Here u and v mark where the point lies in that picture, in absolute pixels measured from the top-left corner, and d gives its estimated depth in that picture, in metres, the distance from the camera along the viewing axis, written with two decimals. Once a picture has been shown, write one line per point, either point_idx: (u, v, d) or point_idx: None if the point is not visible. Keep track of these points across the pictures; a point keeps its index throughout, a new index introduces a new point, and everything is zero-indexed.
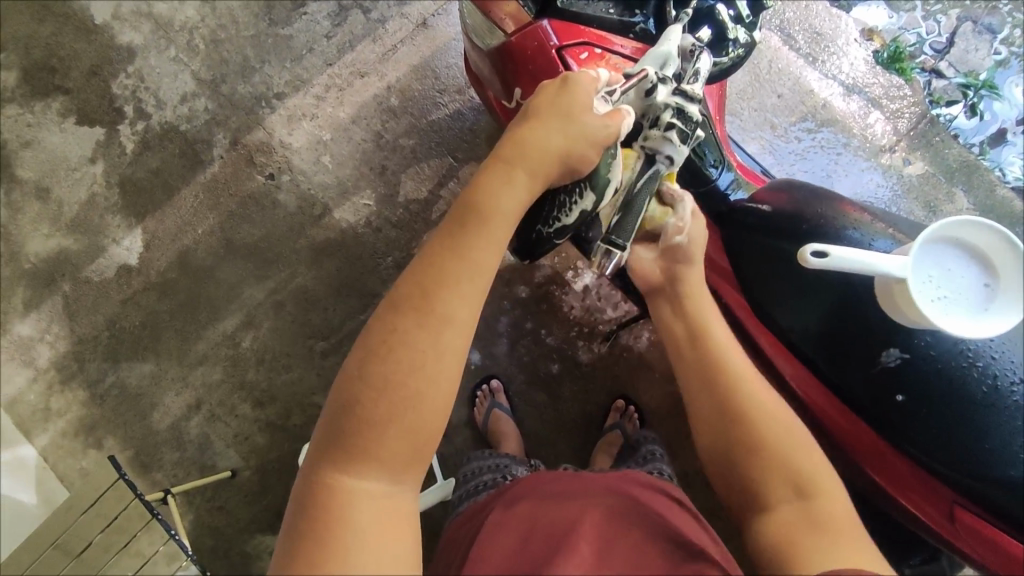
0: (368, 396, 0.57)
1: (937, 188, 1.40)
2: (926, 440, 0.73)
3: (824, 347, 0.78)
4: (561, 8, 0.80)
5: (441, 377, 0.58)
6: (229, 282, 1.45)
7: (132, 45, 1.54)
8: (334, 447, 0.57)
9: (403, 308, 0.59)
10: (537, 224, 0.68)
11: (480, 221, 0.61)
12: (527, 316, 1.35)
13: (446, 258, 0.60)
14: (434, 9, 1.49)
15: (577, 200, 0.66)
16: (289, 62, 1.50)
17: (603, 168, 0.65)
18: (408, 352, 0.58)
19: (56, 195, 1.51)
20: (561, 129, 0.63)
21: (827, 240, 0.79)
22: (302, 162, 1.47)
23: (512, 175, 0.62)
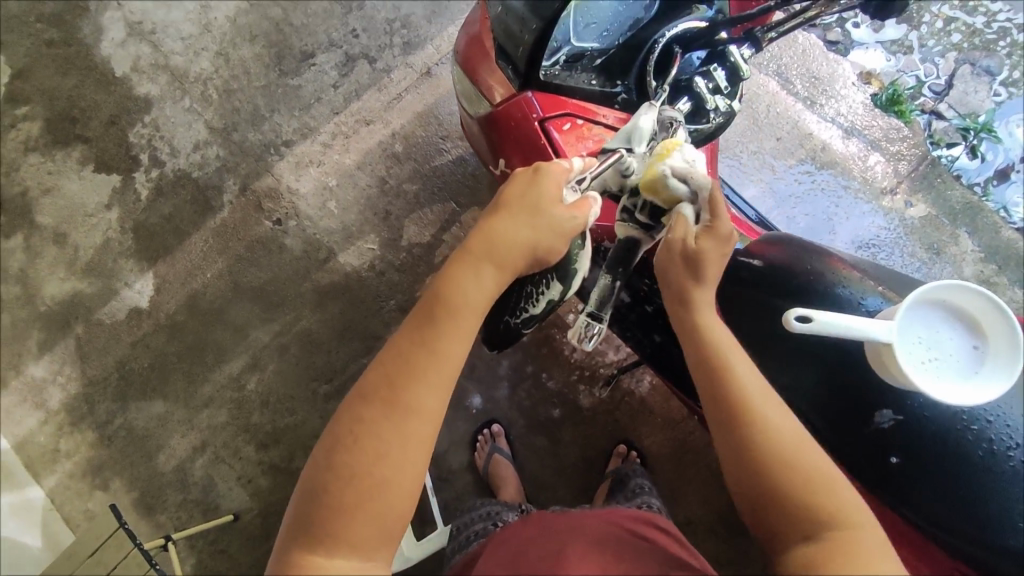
0: (337, 484, 0.58)
1: (940, 230, 1.39)
2: (923, 506, 0.71)
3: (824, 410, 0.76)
4: (544, 80, 0.82)
5: (410, 463, 0.59)
6: (237, 325, 1.48)
7: (149, 96, 1.60)
8: (307, 529, 0.58)
9: (370, 398, 0.60)
10: (504, 314, 0.74)
11: (447, 314, 0.62)
12: (528, 360, 1.35)
13: (413, 350, 0.61)
14: (438, 59, 1.54)
15: (543, 291, 0.71)
16: (298, 111, 1.55)
17: (570, 259, 0.70)
18: (379, 443, 0.59)
19: (72, 240, 1.56)
20: (529, 222, 0.65)
21: (817, 301, 0.78)
22: (308, 208, 1.50)
23: (480, 268, 0.63)
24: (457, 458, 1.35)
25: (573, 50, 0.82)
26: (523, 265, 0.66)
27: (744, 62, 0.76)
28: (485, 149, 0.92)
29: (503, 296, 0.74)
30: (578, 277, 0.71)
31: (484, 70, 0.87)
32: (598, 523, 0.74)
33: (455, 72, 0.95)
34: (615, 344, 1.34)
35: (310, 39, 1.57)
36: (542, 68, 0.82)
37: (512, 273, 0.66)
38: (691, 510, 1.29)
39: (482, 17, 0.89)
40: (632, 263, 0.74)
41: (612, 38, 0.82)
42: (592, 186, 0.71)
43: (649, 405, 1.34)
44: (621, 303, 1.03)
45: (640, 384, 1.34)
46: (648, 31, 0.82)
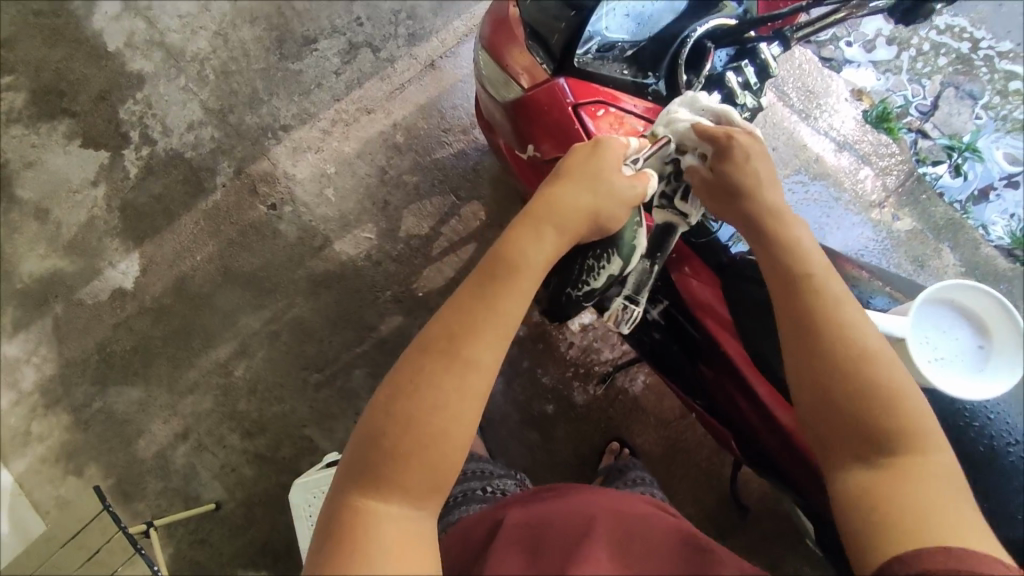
0: (394, 431, 0.60)
1: (925, 243, 1.44)
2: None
3: None
4: (578, 68, 0.84)
5: (463, 412, 0.61)
6: (226, 310, 1.44)
7: (142, 73, 1.56)
8: (363, 471, 0.60)
9: (432, 350, 0.62)
10: (566, 286, 0.73)
11: (516, 274, 0.63)
12: (524, 354, 1.36)
13: (480, 308, 0.62)
14: (443, 53, 1.53)
15: (604, 265, 0.71)
16: (297, 96, 1.53)
17: (628, 236, 0.71)
18: (435, 392, 0.60)
19: (55, 216, 1.51)
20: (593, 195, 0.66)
21: None
22: (305, 194, 1.48)
23: (541, 231, 0.65)
24: None
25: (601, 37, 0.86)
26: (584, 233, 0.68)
27: (773, 60, 0.78)
28: (511, 141, 0.91)
29: (565, 266, 0.73)
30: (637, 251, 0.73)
31: (512, 54, 0.87)
32: (624, 503, 0.77)
33: (475, 53, 0.94)
34: (612, 341, 1.36)
35: (312, 25, 1.55)
36: (577, 56, 0.85)
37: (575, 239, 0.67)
38: (681, 508, 1.31)
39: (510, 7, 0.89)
40: (666, 248, 0.79)
41: (641, 32, 0.86)
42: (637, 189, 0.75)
43: (643, 404, 1.35)
44: None
45: (634, 383, 1.35)
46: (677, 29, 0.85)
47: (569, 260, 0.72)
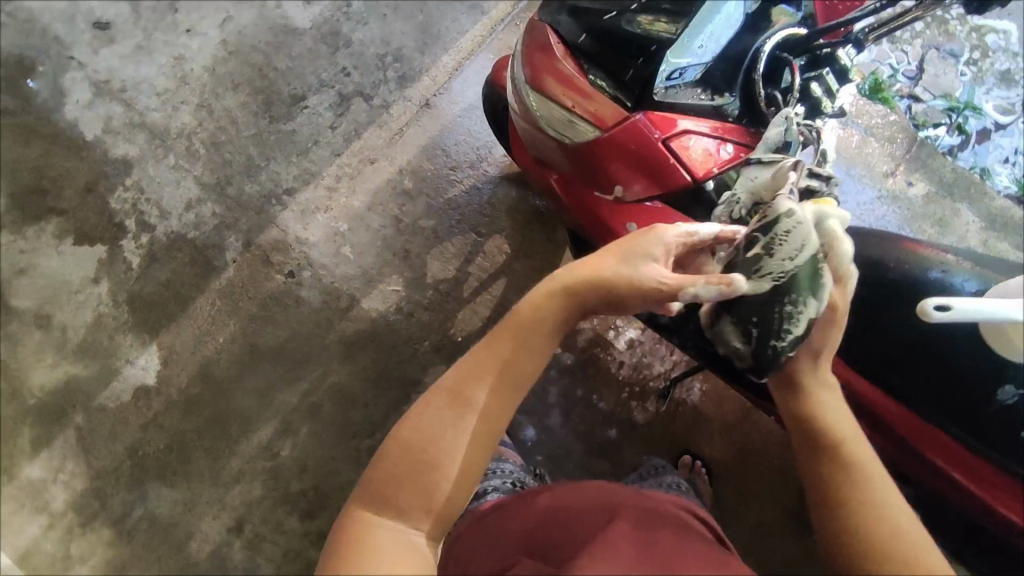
0: (400, 458, 0.66)
1: (942, 205, 1.46)
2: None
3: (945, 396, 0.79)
4: (658, 100, 0.82)
5: (461, 451, 0.66)
6: (259, 389, 1.38)
7: (128, 158, 1.50)
8: (369, 488, 0.65)
9: (440, 392, 0.68)
10: (769, 340, 0.66)
11: (531, 342, 0.69)
12: (576, 383, 1.35)
13: (495, 365, 0.69)
14: (436, 90, 1.50)
15: (802, 309, 0.65)
16: (295, 157, 1.48)
17: (812, 273, 0.64)
18: (439, 427, 0.66)
19: (58, 321, 1.43)
20: (617, 267, 0.68)
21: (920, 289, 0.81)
22: (321, 256, 1.43)
23: (553, 293, 0.69)
24: None
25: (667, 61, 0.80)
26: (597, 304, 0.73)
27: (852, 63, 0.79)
28: (581, 181, 0.88)
29: (763, 318, 0.67)
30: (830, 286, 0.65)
31: (579, 95, 0.84)
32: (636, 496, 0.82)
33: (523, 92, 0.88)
34: (662, 354, 1.35)
35: (298, 82, 1.51)
36: (655, 88, 0.81)
37: (580, 306, 0.70)
38: (763, 511, 1.29)
39: (561, 45, 0.86)
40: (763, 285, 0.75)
41: (712, 55, 0.81)
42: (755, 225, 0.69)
43: (704, 412, 1.34)
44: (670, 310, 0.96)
45: (691, 394, 1.34)
46: (744, 46, 0.81)
47: (766, 310, 0.66)
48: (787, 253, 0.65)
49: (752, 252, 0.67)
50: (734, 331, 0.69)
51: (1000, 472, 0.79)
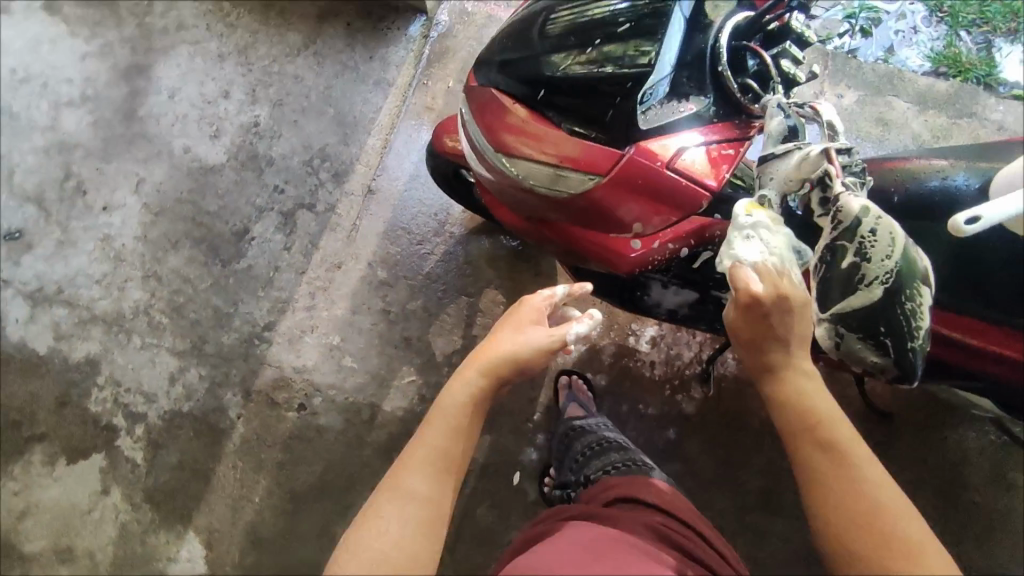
0: (347, 557, 0.63)
1: (875, 103, 1.53)
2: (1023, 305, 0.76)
3: (996, 290, 0.76)
4: (644, 128, 0.71)
5: (406, 538, 0.65)
6: (316, 532, 1.31)
7: (91, 356, 1.41)
8: None
9: (383, 485, 0.70)
10: (905, 342, 0.66)
11: (453, 427, 0.74)
12: (618, 401, 1.34)
13: (424, 454, 0.71)
14: (373, 175, 1.48)
15: (920, 300, 0.65)
16: (262, 290, 1.43)
17: (911, 263, 0.64)
18: (380, 518, 0.66)
19: (82, 547, 1.33)
20: (516, 347, 0.79)
21: (929, 200, 0.78)
22: (325, 376, 1.38)
23: (467, 372, 0.78)
24: None
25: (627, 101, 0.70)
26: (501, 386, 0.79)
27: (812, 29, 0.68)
28: (587, 233, 0.79)
29: (889, 324, 0.65)
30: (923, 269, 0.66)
31: (556, 147, 0.74)
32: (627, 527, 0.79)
33: (495, 161, 0.80)
34: (686, 340, 1.35)
35: (236, 217, 1.47)
36: (640, 116, 0.71)
37: (497, 380, 0.78)
38: None
39: (516, 103, 0.77)
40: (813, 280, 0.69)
41: (665, 71, 0.70)
42: (829, 232, 0.64)
43: (746, 379, 1.33)
44: (690, 301, 0.94)
45: (727, 366, 1.34)
46: (694, 47, 0.71)
47: (885, 315, 0.65)
48: (883, 254, 0.63)
49: (847, 262, 0.64)
50: (864, 343, 0.67)
51: (1004, 331, 0.78)
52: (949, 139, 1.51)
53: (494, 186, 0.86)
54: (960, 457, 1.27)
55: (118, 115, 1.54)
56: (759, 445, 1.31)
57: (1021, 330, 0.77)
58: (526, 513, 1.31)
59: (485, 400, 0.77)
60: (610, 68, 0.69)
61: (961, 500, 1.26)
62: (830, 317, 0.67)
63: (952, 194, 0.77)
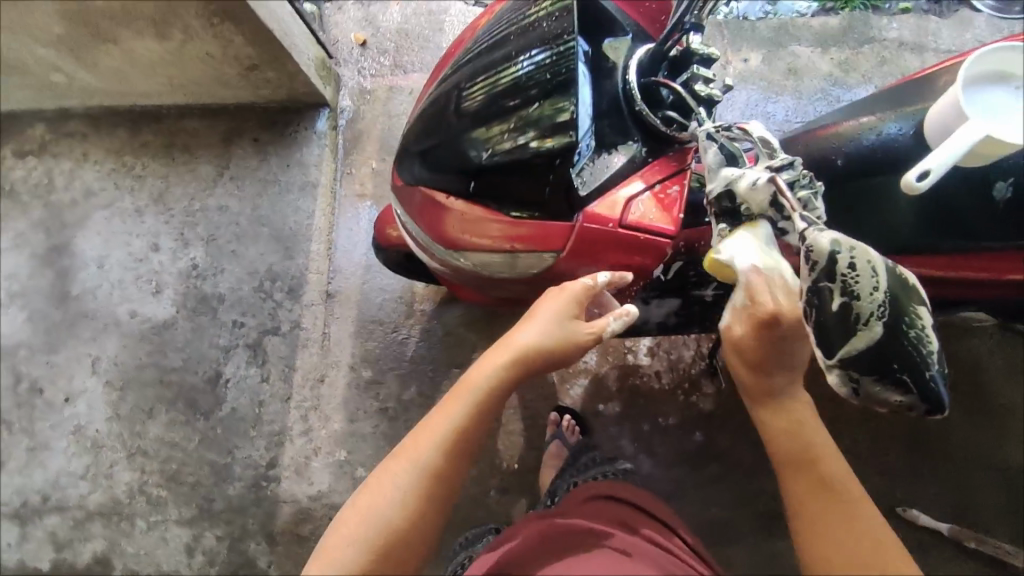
0: (376, 501, 0.69)
1: (779, 57, 1.54)
2: (989, 228, 0.77)
3: (959, 223, 0.77)
4: (585, 191, 0.68)
5: (423, 497, 0.69)
6: None
7: (101, 554, 1.34)
8: (345, 519, 0.69)
9: (418, 437, 0.72)
10: (924, 372, 0.53)
11: (473, 413, 0.72)
12: (638, 421, 1.31)
13: (453, 426, 0.71)
14: (327, 279, 1.44)
15: (925, 325, 0.54)
16: (253, 429, 1.37)
17: (899, 285, 0.54)
18: (406, 473, 0.70)
19: None
20: (538, 334, 0.72)
21: (869, 157, 0.79)
22: (344, 495, 1.33)
23: (504, 345, 0.74)
24: None
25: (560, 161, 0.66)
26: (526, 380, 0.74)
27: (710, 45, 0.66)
28: None
29: (902, 359, 0.53)
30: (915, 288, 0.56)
31: (505, 234, 0.71)
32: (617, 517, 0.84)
33: (452, 258, 0.79)
34: (682, 341, 1.34)
35: (204, 364, 1.41)
36: (575, 180, 0.68)
37: (535, 366, 0.74)
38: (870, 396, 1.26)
39: (452, 199, 0.73)
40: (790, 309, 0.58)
41: (585, 124, 0.68)
42: (807, 273, 0.55)
43: None
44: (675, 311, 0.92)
45: None
46: (607, 94, 0.69)
47: (897, 348, 0.53)
48: (868, 285, 0.53)
49: (837, 305, 0.53)
50: (886, 387, 0.54)
51: (982, 256, 0.79)
52: (859, 69, 1.53)
53: (453, 273, 0.84)
54: (981, 364, 1.26)
55: (53, 302, 1.48)
56: None
57: (994, 251, 0.78)
58: None
59: (505, 389, 0.74)
60: (532, 133, 0.66)
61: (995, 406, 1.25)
62: (838, 362, 0.54)
63: (888, 144, 0.78)
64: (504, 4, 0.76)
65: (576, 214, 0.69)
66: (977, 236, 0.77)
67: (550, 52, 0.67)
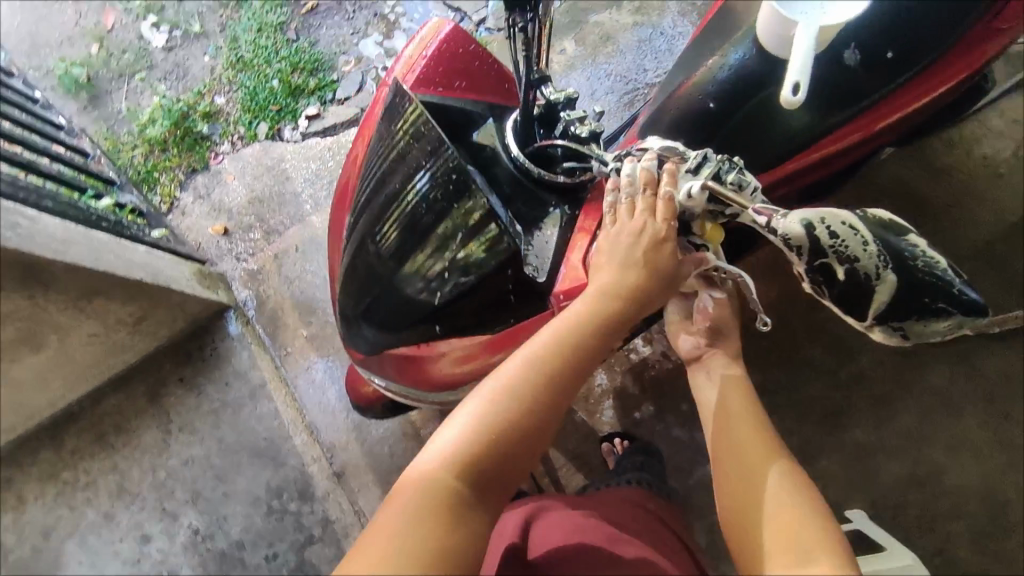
0: (484, 441, 0.60)
1: (587, 29, 1.57)
2: (858, 91, 0.84)
3: (832, 98, 0.83)
4: (541, 276, 0.69)
5: (530, 445, 0.62)
6: None
7: None
8: (449, 459, 0.59)
9: (530, 372, 0.62)
10: (935, 294, 0.71)
11: (588, 337, 0.63)
12: (677, 405, 1.31)
13: (568, 361, 0.62)
14: (328, 462, 1.38)
15: (918, 250, 0.70)
16: None
17: (893, 234, 0.69)
18: (516, 414, 0.61)
19: None
20: (623, 270, 0.64)
21: (734, 88, 0.83)
22: None
23: (619, 259, 0.64)
24: None
25: (491, 256, 0.66)
26: (627, 314, 0.64)
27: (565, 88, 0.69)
28: None
29: (916, 289, 0.70)
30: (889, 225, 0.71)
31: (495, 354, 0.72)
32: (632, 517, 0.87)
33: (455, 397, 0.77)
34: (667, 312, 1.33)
35: None
36: (528, 272, 0.69)
37: (653, 291, 0.65)
38: None
39: (427, 347, 0.71)
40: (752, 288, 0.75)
41: (500, 212, 0.68)
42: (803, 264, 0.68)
43: None
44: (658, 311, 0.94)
45: None
46: (502, 178, 0.70)
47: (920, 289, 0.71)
48: (865, 249, 0.68)
49: (845, 274, 0.68)
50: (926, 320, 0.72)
51: (864, 114, 0.85)
52: (655, 5, 1.57)
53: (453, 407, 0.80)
54: (907, 179, 1.34)
55: None
56: (796, 328, 1.29)
57: (872, 106, 0.85)
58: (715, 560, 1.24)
59: (616, 322, 0.64)
60: (455, 245, 0.66)
61: (941, 205, 1.33)
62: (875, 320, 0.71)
63: (743, 70, 0.83)
64: (375, 127, 0.74)
65: (546, 296, 0.70)
66: (852, 103, 0.84)
67: (435, 161, 0.67)
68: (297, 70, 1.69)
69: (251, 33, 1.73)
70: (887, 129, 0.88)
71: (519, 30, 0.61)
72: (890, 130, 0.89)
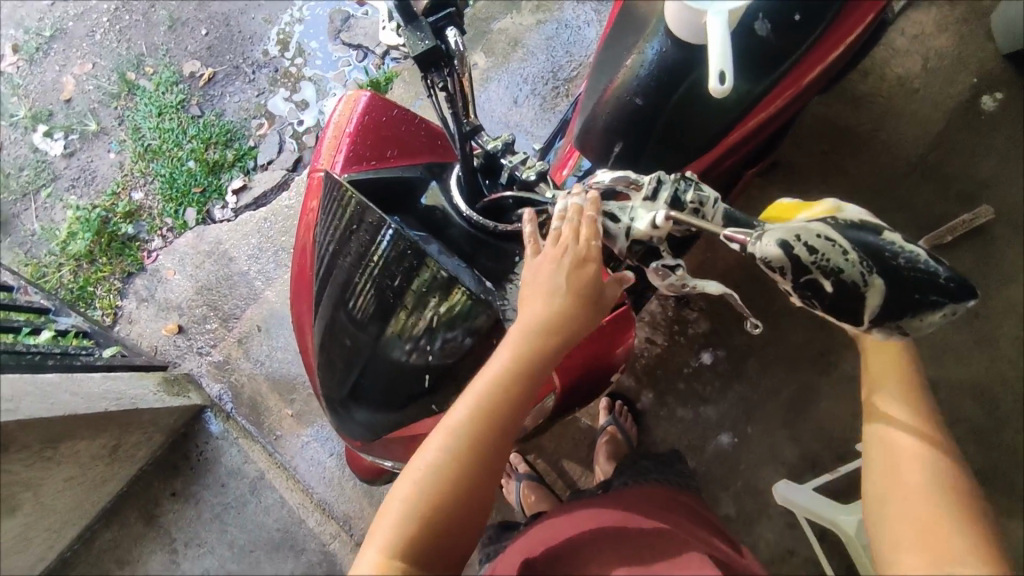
0: (427, 517, 0.59)
1: (493, 38, 1.55)
2: (778, 56, 0.85)
3: (756, 68, 0.84)
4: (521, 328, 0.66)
5: (476, 507, 0.61)
6: None
7: None
8: (396, 542, 0.58)
9: (463, 439, 0.60)
10: (932, 287, 0.56)
11: (515, 392, 0.60)
12: (675, 387, 1.31)
13: (498, 420, 0.60)
14: (348, 535, 1.33)
15: (899, 245, 0.57)
16: None
17: (863, 235, 0.57)
18: (456, 482, 0.60)
19: None
20: (543, 310, 0.60)
21: (662, 81, 0.83)
22: None
23: (533, 299, 0.61)
24: (793, 450, 1.27)
25: (468, 313, 0.64)
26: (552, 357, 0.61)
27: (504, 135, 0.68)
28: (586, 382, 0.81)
29: (912, 290, 0.56)
30: (868, 220, 0.59)
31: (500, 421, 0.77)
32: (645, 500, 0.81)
33: None
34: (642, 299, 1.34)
35: None
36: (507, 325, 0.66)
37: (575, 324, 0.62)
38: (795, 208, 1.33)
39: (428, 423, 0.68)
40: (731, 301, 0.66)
41: (466, 271, 0.67)
42: (783, 284, 0.56)
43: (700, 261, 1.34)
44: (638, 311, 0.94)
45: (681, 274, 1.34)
46: (460, 238, 0.70)
47: (907, 284, 0.56)
48: (839, 255, 0.55)
49: (830, 287, 0.55)
50: (925, 315, 0.57)
51: (789, 76, 0.87)
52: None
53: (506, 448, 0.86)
54: (832, 115, 1.38)
55: None
56: (767, 283, 1.31)
57: (794, 67, 0.87)
58: (749, 525, 1.25)
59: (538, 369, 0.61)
60: (433, 300, 0.64)
61: (871, 131, 1.36)
62: (874, 324, 0.57)
63: (663, 63, 0.82)
64: (320, 207, 0.72)
65: None
66: (775, 68, 0.85)
67: (388, 231, 0.65)
68: (210, 145, 1.62)
69: (152, 118, 1.65)
70: (811, 84, 0.90)
71: (439, 89, 0.59)
72: (814, 84, 0.90)
